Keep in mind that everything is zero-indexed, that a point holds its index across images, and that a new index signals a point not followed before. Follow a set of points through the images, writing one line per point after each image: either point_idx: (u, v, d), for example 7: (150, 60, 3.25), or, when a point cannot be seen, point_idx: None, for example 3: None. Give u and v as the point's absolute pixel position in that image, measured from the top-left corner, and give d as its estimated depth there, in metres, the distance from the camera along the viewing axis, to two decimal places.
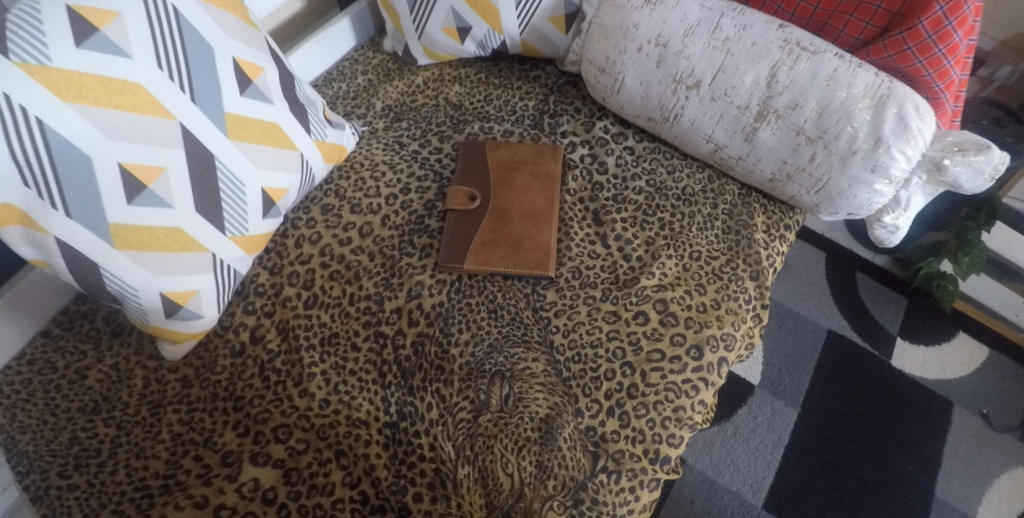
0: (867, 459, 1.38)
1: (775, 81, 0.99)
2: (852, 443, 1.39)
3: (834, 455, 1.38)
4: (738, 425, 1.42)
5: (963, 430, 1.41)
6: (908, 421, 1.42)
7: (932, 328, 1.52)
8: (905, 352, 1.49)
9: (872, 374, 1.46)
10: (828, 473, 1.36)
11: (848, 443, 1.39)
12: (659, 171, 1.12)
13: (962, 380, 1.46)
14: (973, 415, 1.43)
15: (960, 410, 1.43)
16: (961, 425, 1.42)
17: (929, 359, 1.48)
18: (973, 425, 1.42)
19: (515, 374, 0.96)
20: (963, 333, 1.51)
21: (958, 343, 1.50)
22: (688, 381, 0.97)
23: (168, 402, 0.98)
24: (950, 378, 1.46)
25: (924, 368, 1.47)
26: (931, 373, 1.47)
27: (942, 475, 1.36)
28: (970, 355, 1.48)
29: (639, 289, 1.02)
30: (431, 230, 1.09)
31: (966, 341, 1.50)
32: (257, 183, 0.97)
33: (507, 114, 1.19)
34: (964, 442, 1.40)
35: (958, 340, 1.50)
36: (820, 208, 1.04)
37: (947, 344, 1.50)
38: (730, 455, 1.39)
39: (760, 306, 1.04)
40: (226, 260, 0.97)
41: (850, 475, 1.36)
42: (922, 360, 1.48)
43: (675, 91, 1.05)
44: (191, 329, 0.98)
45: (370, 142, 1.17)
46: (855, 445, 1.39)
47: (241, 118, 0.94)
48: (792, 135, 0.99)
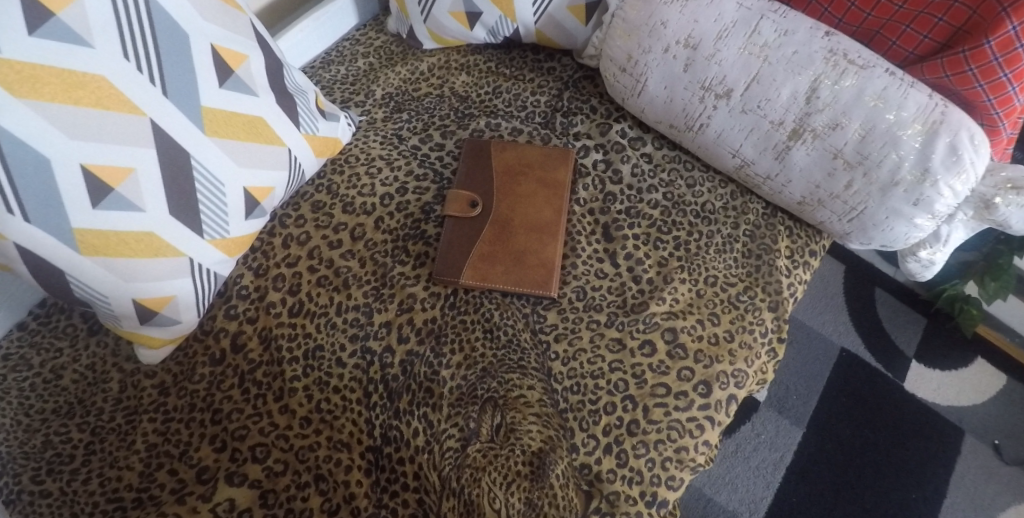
0: (875, 486, 1.31)
1: (815, 96, 0.88)
2: (859, 469, 1.33)
3: (840, 479, 1.32)
4: (740, 442, 1.37)
5: (977, 460, 1.34)
6: (920, 447, 1.35)
7: (949, 351, 1.44)
8: (919, 376, 1.42)
9: (885, 396, 1.39)
10: (833, 498, 1.30)
11: (856, 468, 1.33)
12: (678, 184, 1.03)
13: (978, 408, 1.39)
14: (987, 445, 1.36)
15: (974, 440, 1.36)
16: (974, 455, 1.35)
17: (944, 385, 1.41)
18: (986, 456, 1.35)
19: (509, 402, 0.90)
20: (984, 358, 1.43)
21: (975, 368, 1.42)
22: (693, 419, 0.90)
23: (144, 410, 0.92)
24: (964, 406, 1.39)
25: (937, 393, 1.40)
26: (945, 399, 1.40)
27: (951, 509, 1.30)
28: (986, 383, 1.41)
29: (647, 316, 0.95)
30: (427, 236, 1.01)
31: (984, 367, 1.42)
32: (238, 183, 0.89)
33: (516, 109, 1.10)
34: (976, 474, 1.33)
35: (975, 366, 1.42)
36: (851, 237, 0.95)
37: (965, 369, 1.42)
38: (729, 472, 1.34)
39: (777, 340, 0.97)
40: (205, 264, 0.90)
41: (855, 502, 1.30)
42: (936, 385, 1.41)
43: (703, 99, 0.95)
44: (168, 334, 0.92)
45: (368, 133, 1.09)
46: (862, 470, 1.33)
47: (220, 112, 0.86)
48: (828, 158, 0.90)
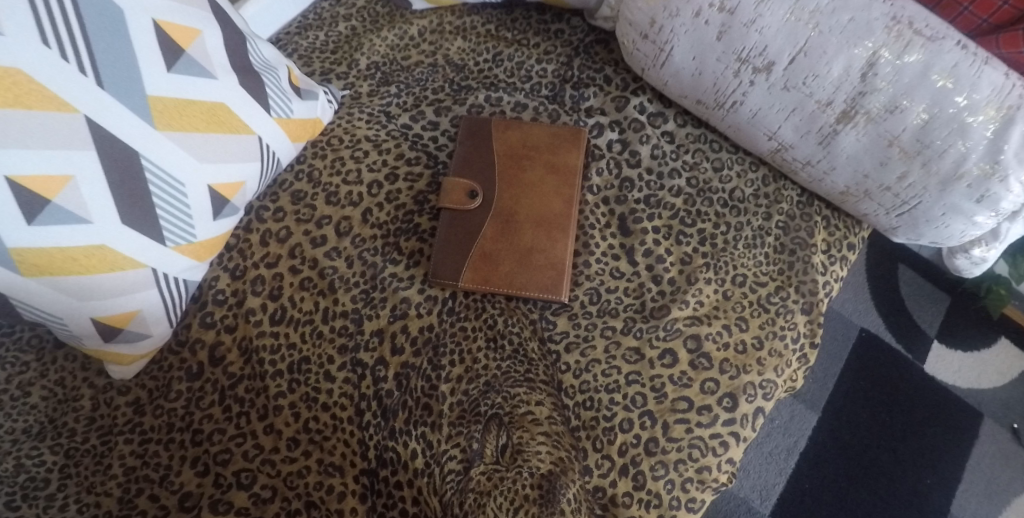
0: (890, 472, 1.25)
1: (872, 73, 0.75)
2: (875, 453, 1.26)
3: (855, 464, 1.25)
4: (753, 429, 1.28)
5: (996, 445, 1.28)
6: (938, 432, 1.28)
7: (973, 331, 1.35)
8: (940, 357, 1.34)
9: (905, 378, 1.32)
10: (848, 484, 1.23)
11: (872, 452, 1.26)
12: (703, 166, 0.92)
13: (1001, 390, 1.32)
14: (1006, 430, 1.29)
15: (993, 424, 1.29)
16: (993, 440, 1.28)
17: (964, 366, 1.33)
18: (1005, 441, 1.28)
19: (516, 420, 0.82)
20: (1009, 337, 1.35)
21: (998, 349, 1.34)
22: (717, 436, 0.82)
23: (119, 430, 0.84)
24: (985, 389, 1.32)
25: (957, 375, 1.33)
26: (964, 382, 1.32)
27: (966, 496, 1.24)
28: (1009, 364, 1.33)
29: (668, 321, 0.85)
30: (421, 231, 0.91)
31: (1007, 347, 1.34)
32: (201, 182, 0.78)
33: (520, 80, 0.98)
34: (994, 459, 1.27)
35: (998, 346, 1.34)
36: (898, 231, 0.85)
37: (986, 350, 1.34)
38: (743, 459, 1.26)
39: (809, 345, 0.87)
40: (170, 273, 0.80)
41: (868, 488, 1.23)
42: (957, 368, 1.33)
43: (737, 72, 0.83)
44: (138, 349, 0.83)
45: (353, 110, 0.96)
46: (877, 454, 1.26)
47: (172, 102, 0.73)
48: (881, 145, 0.78)
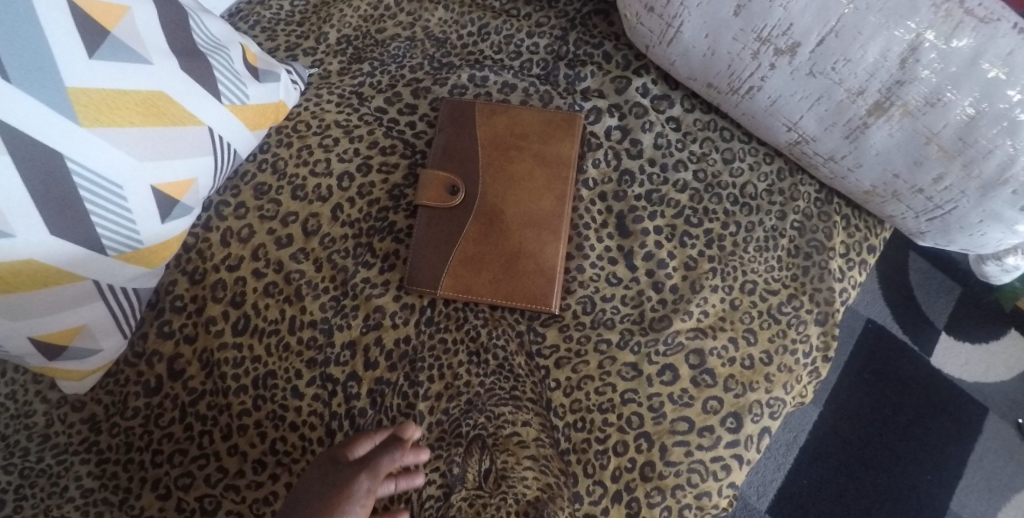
0: (890, 468, 1.17)
1: (913, 60, 0.65)
2: (876, 449, 1.18)
3: (856, 460, 1.17)
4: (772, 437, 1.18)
5: (1003, 441, 1.19)
6: (940, 426, 1.20)
7: (983, 323, 1.26)
8: (948, 349, 1.24)
9: (909, 371, 1.22)
10: (848, 480, 1.16)
11: (873, 448, 1.18)
12: (712, 158, 0.83)
13: (1011, 383, 1.23)
14: (1011, 425, 1.20)
15: (999, 419, 1.21)
16: (999, 436, 1.20)
17: (972, 359, 1.24)
18: (1013, 437, 1.20)
19: (500, 443, 0.75)
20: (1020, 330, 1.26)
21: (1008, 341, 1.25)
22: (718, 459, 0.74)
23: (74, 450, 0.77)
24: (993, 383, 1.23)
25: (964, 369, 1.24)
26: (972, 374, 1.23)
27: (967, 492, 1.16)
28: (1018, 357, 1.24)
29: (669, 334, 0.77)
30: (397, 230, 0.82)
31: (1017, 339, 1.25)
32: (143, 183, 0.69)
33: (509, 57, 0.88)
34: (1002, 456, 1.19)
35: (1008, 338, 1.25)
36: (926, 236, 0.76)
37: (995, 342, 1.25)
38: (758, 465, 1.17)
39: (823, 359, 0.79)
40: (116, 284, 0.73)
41: (868, 485, 1.16)
42: (964, 361, 1.24)
43: (756, 53, 0.72)
44: (88, 364, 0.75)
45: (321, 92, 0.87)
46: (878, 450, 1.18)
47: (101, 94, 0.64)
48: (917, 142, 0.68)
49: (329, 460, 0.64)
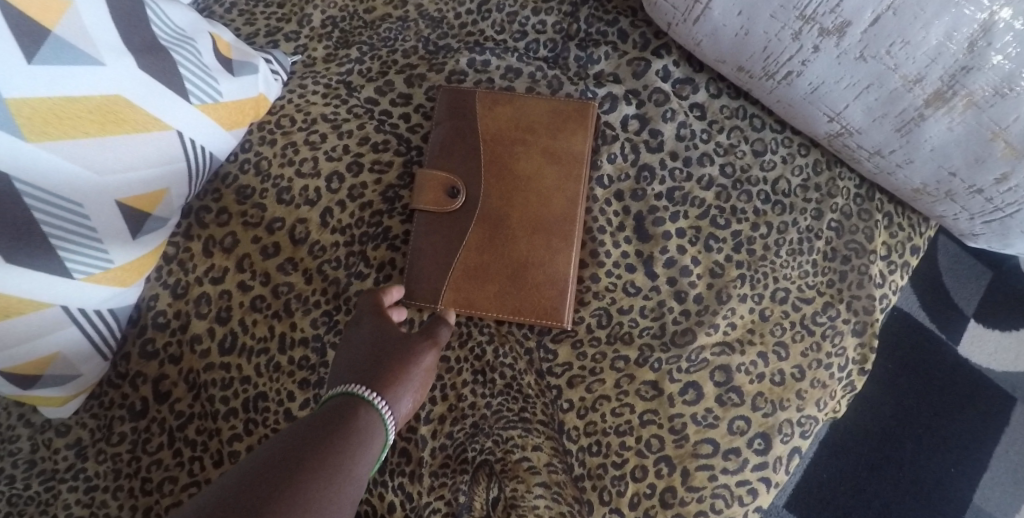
0: (915, 464, 0.99)
1: (984, 43, 0.55)
2: (899, 439, 1.00)
3: (879, 451, 1.00)
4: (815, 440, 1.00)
5: None
6: (967, 422, 1.01)
7: (1021, 308, 1.05)
8: (977, 336, 1.04)
9: (934, 363, 1.03)
10: (869, 474, 0.99)
11: (896, 437, 1.00)
12: (740, 150, 0.74)
13: None
14: None
15: None
16: None
17: (1003, 347, 1.04)
18: None
19: (509, 469, 0.68)
20: None
21: None
22: (745, 483, 0.67)
23: (61, 477, 0.72)
24: None
25: (993, 358, 1.03)
26: (1001, 365, 1.03)
27: (992, 486, 0.98)
28: None
29: (693, 350, 0.70)
30: (392, 237, 0.76)
31: None
32: (106, 198, 0.63)
33: (512, 37, 0.80)
34: None
35: None
36: (978, 238, 0.70)
37: None
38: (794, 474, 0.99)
39: (858, 372, 0.72)
40: (89, 306, 0.67)
41: (890, 481, 0.98)
42: (993, 349, 1.04)
43: (797, 33, 0.62)
44: (68, 389, 0.70)
45: (306, 82, 0.79)
46: (902, 441, 1.00)
47: (44, 103, 0.56)
48: (981, 137, 0.60)
49: (378, 323, 0.64)
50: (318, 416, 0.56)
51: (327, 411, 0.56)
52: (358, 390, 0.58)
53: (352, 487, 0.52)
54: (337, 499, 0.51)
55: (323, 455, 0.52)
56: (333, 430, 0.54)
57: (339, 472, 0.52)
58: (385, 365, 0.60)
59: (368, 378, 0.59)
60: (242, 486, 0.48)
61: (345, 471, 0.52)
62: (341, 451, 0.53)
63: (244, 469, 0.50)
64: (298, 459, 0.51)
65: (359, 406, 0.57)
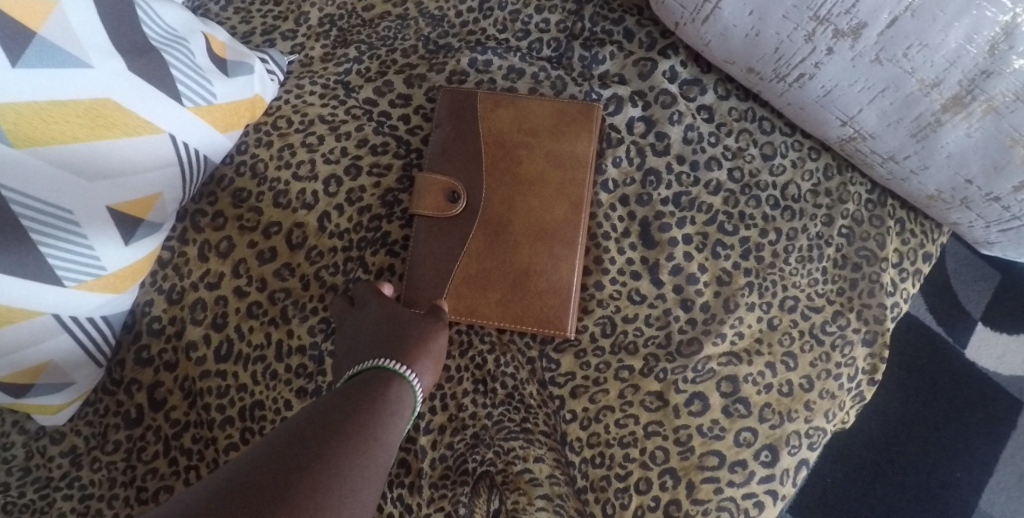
0: (920, 469, 0.94)
1: (1006, 46, 0.53)
2: (905, 443, 0.95)
3: (885, 456, 0.95)
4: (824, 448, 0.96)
5: None
6: (972, 424, 0.96)
7: None
8: (985, 340, 0.98)
9: (939, 366, 0.98)
10: (873, 479, 0.94)
11: (901, 441, 0.96)
12: (749, 153, 0.72)
13: None
14: None
15: None
16: None
17: (1011, 351, 0.98)
18: None
19: (510, 481, 0.67)
20: None
21: None
22: (751, 496, 0.65)
23: (56, 485, 0.70)
24: None
25: (1001, 362, 0.97)
26: (1011, 369, 0.97)
27: (997, 491, 0.93)
28: None
29: (700, 360, 0.68)
30: (391, 242, 0.74)
31: None
32: (97, 204, 0.61)
33: (514, 36, 0.78)
34: None
35: None
36: (994, 246, 0.68)
37: None
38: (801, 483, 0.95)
39: (868, 382, 0.70)
40: (81, 313, 0.65)
41: (894, 486, 0.94)
42: (1002, 352, 0.98)
43: (811, 34, 0.60)
44: (62, 397, 0.69)
45: (303, 82, 0.77)
46: (906, 445, 0.95)
47: (29, 107, 0.54)
48: (999, 144, 0.58)
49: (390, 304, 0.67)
50: (349, 387, 0.58)
51: (358, 384, 0.58)
52: (386, 363, 0.60)
53: (387, 446, 0.54)
54: (372, 460, 0.52)
55: (357, 419, 0.53)
56: (366, 399, 0.56)
57: (371, 432, 0.53)
58: (405, 339, 0.63)
59: (390, 351, 0.62)
60: (282, 444, 0.50)
61: (378, 435, 0.54)
62: (373, 416, 0.54)
63: (282, 431, 0.52)
64: (334, 421, 0.52)
65: (391, 379, 0.59)
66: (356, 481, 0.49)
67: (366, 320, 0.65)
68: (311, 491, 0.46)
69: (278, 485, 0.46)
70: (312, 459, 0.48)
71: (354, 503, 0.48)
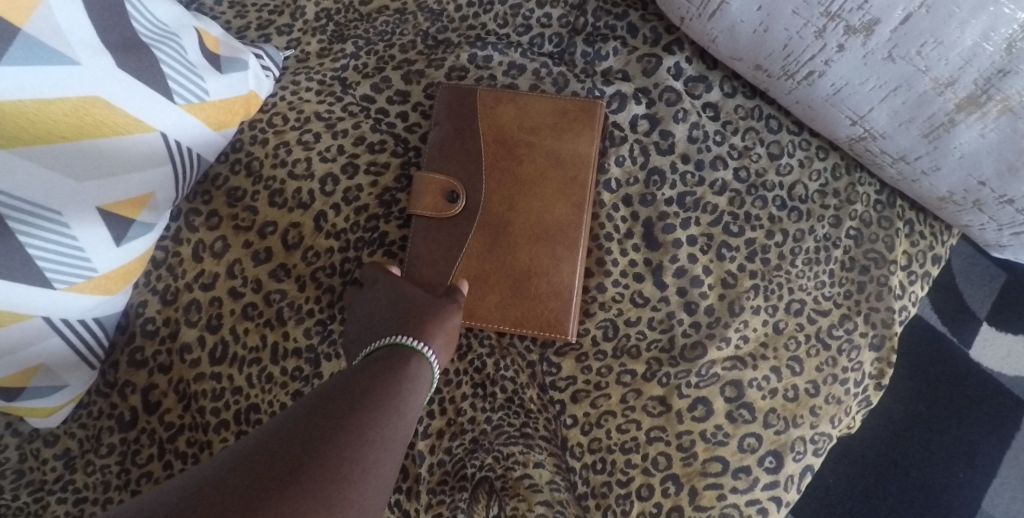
0: (923, 470, 0.92)
1: None
2: (907, 444, 0.93)
3: (887, 456, 0.93)
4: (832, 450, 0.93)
5: None
6: (976, 425, 0.93)
7: None
8: (990, 340, 0.95)
9: (942, 366, 0.95)
10: (876, 480, 0.92)
11: (904, 441, 0.93)
12: (756, 153, 0.71)
13: None
14: None
15: None
16: None
17: (1016, 351, 0.95)
18: None
19: (510, 487, 0.66)
20: None
21: None
22: (754, 503, 0.63)
23: (50, 488, 0.69)
24: None
25: (1005, 362, 0.95)
26: (1016, 369, 0.94)
27: (1001, 493, 0.91)
28: None
29: (703, 364, 0.67)
30: (389, 242, 0.72)
31: None
32: (87, 204, 0.59)
33: (515, 31, 0.76)
34: None
35: None
36: (1006, 249, 0.66)
37: None
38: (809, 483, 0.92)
39: (875, 387, 0.69)
40: (72, 315, 0.64)
41: (897, 487, 0.92)
42: (1007, 352, 0.95)
43: (822, 31, 0.58)
44: (55, 400, 0.67)
45: (299, 78, 0.76)
46: (908, 446, 0.93)
47: (14, 106, 0.52)
48: (1015, 145, 0.56)
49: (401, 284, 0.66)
50: (368, 363, 0.58)
51: (382, 352, 0.60)
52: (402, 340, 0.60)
53: (413, 398, 0.56)
54: (394, 431, 0.52)
55: (382, 377, 0.56)
56: (390, 363, 0.58)
57: (397, 386, 0.56)
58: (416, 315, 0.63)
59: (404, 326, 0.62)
60: (314, 404, 0.52)
61: (399, 406, 0.54)
62: (393, 389, 0.55)
63: (310, 397, 0.53)
64: (355, 393, 0.53)
65: (411, 358, 0.59)
66: (388, 432, 0.52)
67: (377, 298, 0.65)
68: (335, 457, 0.47)
69: (303, 452, 0.47)
70: (343, 412, 0.51)
71: (378, 472, 0.49)
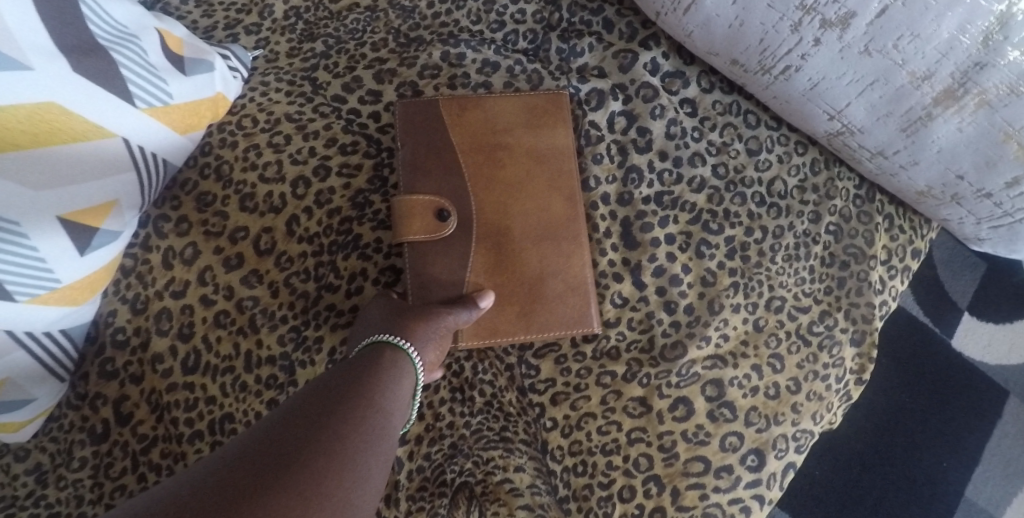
0: (908, 461, 0.91)
1: (1000, 37, 0.50)
2: (892, 434, 0.92)
3: (872, 448, 0.92)
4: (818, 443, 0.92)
5: None
6: (958, 414, 0.93)
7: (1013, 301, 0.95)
8: (970, 329, 0.95)
9: (926, 356, 0.94)
10: (862, 472, 0.91)
11: (889, 431, 0.92)
12: (734, 149, 0.70)
13: None
14: None
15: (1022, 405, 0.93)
16: None
17: (997, 339, 0.95)
18: None
19: (490, 492, 0.65)
20: None
21: None
22: (737, 501, 0.63)
23: (21, 505, 0.67)
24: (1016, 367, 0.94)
25: (986, 351, 0.94)
26: (997, 357, 0.94)
27: (982, 481, 0.91)
28: None
29: (683, 364, 0.66)
30: (363, 245, 0.71)
31: None
32: (47, 214, 0.57)
33: (489, 28, 0.75)
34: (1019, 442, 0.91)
35: None
36: (984, 242, 0.66)
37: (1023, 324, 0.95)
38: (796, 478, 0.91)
39: (855, 382, 0.68)
40: (37, 328, 0.62)
41: (882, 478, 0.91)
42: (987, 341, 0.95)
43: (797, 24, 0.57)
44: (22, 415, 0.65)
45: (268, 78, 0.74)
46: (892, 435, 0.92)
47: None
48: (992, 138, 0.55)
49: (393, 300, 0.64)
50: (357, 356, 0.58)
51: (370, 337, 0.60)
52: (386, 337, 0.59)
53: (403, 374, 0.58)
54: (388, 417, 0.53)
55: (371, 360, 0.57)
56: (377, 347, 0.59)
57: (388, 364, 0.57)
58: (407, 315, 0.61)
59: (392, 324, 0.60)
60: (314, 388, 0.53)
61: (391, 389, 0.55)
62: (379, 379, 0.55)
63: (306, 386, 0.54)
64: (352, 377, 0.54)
65: (383, 349, 0.58)
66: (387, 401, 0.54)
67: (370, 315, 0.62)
68: (333, 443, 0.47)
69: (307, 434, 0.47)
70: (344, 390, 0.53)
71: (380, 450, 0.50)
